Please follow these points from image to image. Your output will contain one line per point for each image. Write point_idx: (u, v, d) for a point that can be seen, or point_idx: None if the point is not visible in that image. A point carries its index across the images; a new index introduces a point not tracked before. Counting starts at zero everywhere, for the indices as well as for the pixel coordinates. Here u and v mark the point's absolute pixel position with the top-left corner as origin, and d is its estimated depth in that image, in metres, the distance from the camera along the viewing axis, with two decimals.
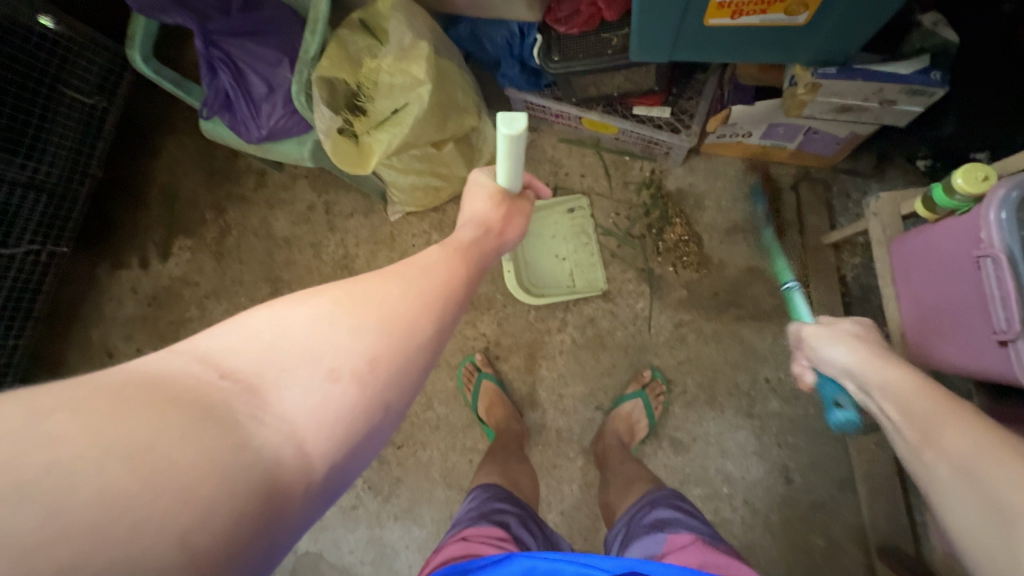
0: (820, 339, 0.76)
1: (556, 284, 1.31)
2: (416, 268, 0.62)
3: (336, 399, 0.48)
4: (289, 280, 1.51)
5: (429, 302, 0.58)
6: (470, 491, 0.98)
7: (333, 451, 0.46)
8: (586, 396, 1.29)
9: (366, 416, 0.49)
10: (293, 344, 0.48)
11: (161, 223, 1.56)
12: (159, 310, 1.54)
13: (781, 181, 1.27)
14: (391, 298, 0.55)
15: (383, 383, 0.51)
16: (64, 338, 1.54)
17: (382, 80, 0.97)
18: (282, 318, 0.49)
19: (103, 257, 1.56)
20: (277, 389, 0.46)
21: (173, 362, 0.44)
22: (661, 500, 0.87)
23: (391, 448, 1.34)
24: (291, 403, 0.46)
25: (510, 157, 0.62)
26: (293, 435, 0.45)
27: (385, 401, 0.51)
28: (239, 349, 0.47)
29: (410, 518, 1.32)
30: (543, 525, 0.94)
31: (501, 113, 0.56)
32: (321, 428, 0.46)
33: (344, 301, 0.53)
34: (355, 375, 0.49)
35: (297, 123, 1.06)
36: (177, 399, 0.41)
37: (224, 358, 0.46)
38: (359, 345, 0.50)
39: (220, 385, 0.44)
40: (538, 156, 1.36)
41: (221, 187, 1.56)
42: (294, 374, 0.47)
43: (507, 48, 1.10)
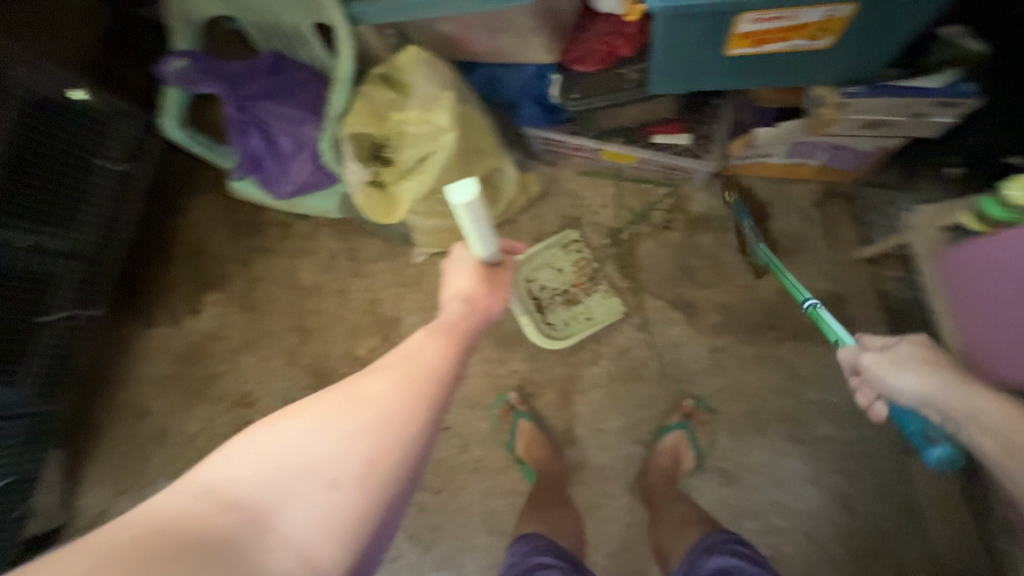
0: None
1: (572, 319, 1.30)
2: (405, 358, 0.61)
3: (335, 507, 0.52)
4: (317, 328, 1.51)
5: (422, 391, 0.58)
6: (518, 538, 0.94)
7: (342, 555, 0.51)
8: (625, 429, 1.25)
9: (367, 519, 0.53)
10: (288, 463, 0.52)
11: (190, 280, 1.59)
12: (190, 366, 1.55)
13: (806, 198, 1.26)
14: (378, 395, 0.56)
15: (382, 483, 0.54)
16: (99, 399, 1.56)
17: (407, 131, 0.99)
18: (275, 438, 0.53)
19: (135, 316, 1.59)
20: (281, 510, 0.51)
21: (187, 497, 0.50)
22: (719, 543, 0.83)
23: (428, 495, 1.31)
24: (295, 520, 0.51)
25: (464, 226, 0.64)
26: (301, 549, 0.50)
27: (385, 498, 0.54)
28: (240, 474, 0.52)
29: (452, 568, 1.27)
30: (591, 574, 0.89)
31: (450, 186, 0.61)
32: (327, 537, 0.51)
33: (324, 412, 0.55)
34: (354, 481, 0.53)
35: (323, 176, 1.09)
36: (191, 544, 0.46)
37: (231, 485, 0.51)
38: (351, 450, 0.53)
39: (231, 515, 0.49)
40: (558, 190, 1.37)
41: (247, 240, 1.59)
42: (295, 492, 0.51)
43: (525, 89, 1.13)
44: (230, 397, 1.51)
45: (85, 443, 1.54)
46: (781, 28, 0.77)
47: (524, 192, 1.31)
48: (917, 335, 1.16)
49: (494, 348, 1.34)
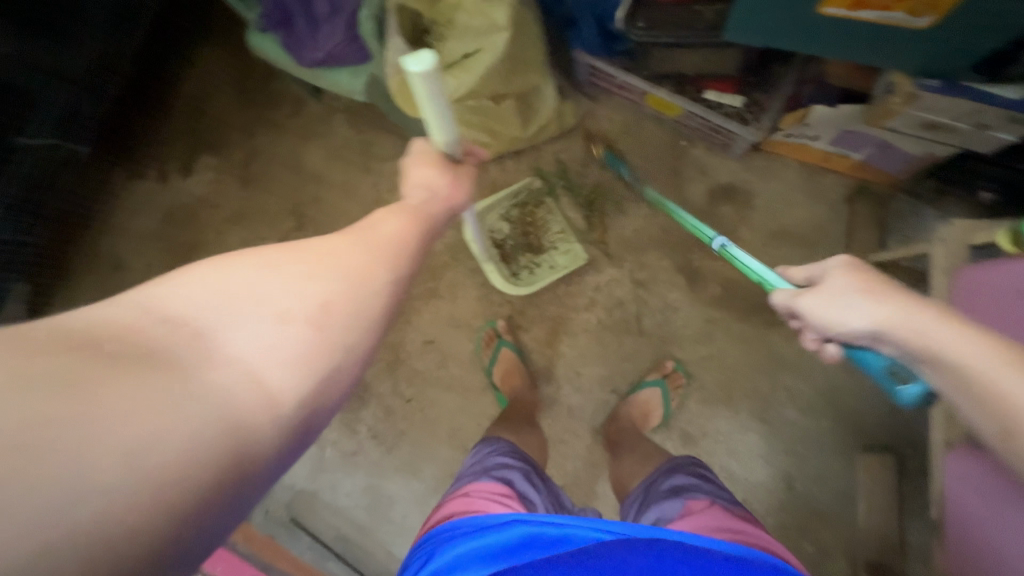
0: (824, 310, 0.67)
1: (535, 265, 1.30)
2: (368, 227, 0.58)
3: (288, 341, 0.46)
4: (313, 217, 1.45)
5: (384, 258, 0.55)
6: (484, 440, 0.98)
7: (296, 389, 0.46)
8: (603, 378, 1.28)
9: (325, 358, 0.48)
10: (243, 293, 0.47)
11: (184, 137, 1.49)
12: (174, 228, 1.48)
13: (836, 192, 1.25)
14: (341, 251, 0.53)
15: (339, 330, 0.49)
16: (72, 242, 1.49)
17: (458, 19, 0.91)
18: (219, 271, 0.47)
19: (120, 163, 1.50)
20: (230, 333, 0.45)
21: (112, 310, 0.43)
22: (681, 467, 0.88)
23: (399, 401, 1.33)
24: (244, 346, 0.45)
25: (427, 106, 0.61)
26: (251, 375, 0.44)
27: (343, 342, 0.49)
28: (188, 296, 0.45)
29: (410, 471, 1.32)
30: (546, 480, 0.93)
31: (407, 53, 0.54)
32: (279, 366, 0.45)
33: (287, 254, 0.50)
34: (306, 319, 0.47)
35: (354, 52, 1.00)
36: (121, 346, 0.40)
37: (175, 305, 0.45)
38: (309, 289, 0.49)
39: (172, 330, 0.43)
40: (592, 128, 1.31)
41: (253, 107, 1.48)
42: (243, 318, 0.45)
43: (591, 6, 1.02)
44: None
45: (52, 283, 1.48)
46: None
47: (558, 122, 1.25)
48: None
49: None
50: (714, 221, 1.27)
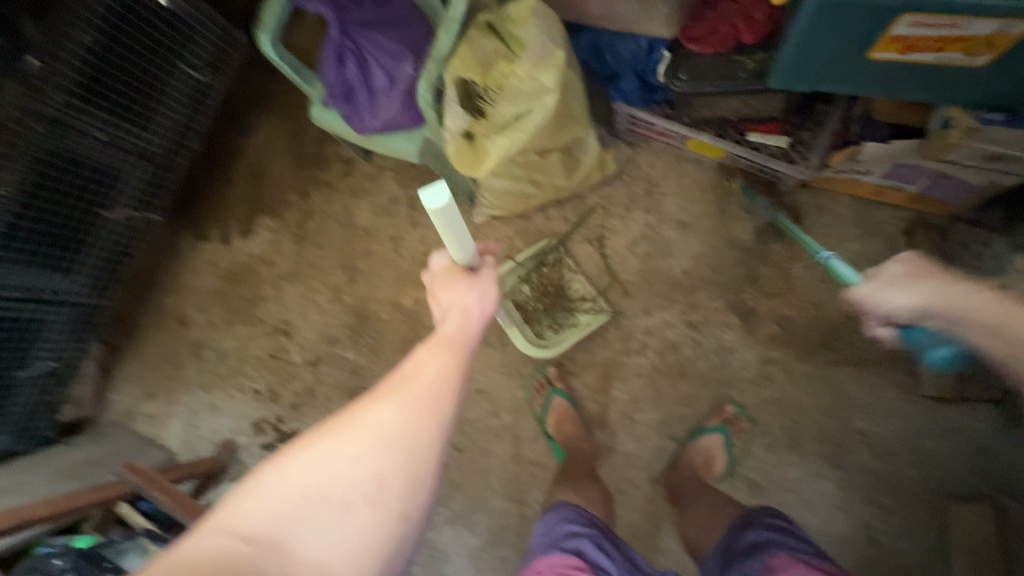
0: (878, 293, 0.80)
1: (557, 326, 1.30)
2: (411, 378, 0.63)
3: (358, 527, 0.55)
4: (364, 270, 1.51)
5: (429, 416, 0.61)
6: (553, 507, 0.96)
7: (358, 567, 0.53)
8: (659, 423, 1.25)
9: (386, 535, 0.56)
10: (305, 491, 0.54)
11: (245, 200, 1.60)
12: (234, 285, 1.57)
13: (892, 225, 1.21)
14: (385, 424, 0.59)
15: (395, 501, 0.57)
16: (141, 302, 1.59)
17: (510, 84, 0.95)
18: (290, 472, 0.55)
19: (186, 228, 1.61)
20: (300, 534, 0.52)
21: (204, 539, 0.49)
22: (757, 518, 0.84)
23: (451, 451, 1.33)
24: (315, 541, 0.52)
25: (441, 228, 0.62)
26: (323, 567, 0.52)
27: (404, 511, 0.58)
28: (263, 505, 0.53)
29: (463, 524, 1.30)
30: (620, 542, 0.90)
31: (422, 190, 0.58)
32: (348, 556, 0.53)
33: (334, 442, 0.57)
34: (366, 502, 0.56)
35: (409, 119, 1.08)
36: (221, 570, 0.47)
37: (250, 522, 0.52)
38: (367, 471, 0.57)
39: (256, 543, 0.50)
40: (633, 173, 1.34)
41: (308, 170, 1.58)
42: (319, 515, 0.54)
43: (631, 62, 1.07)
44: (270, 323, 1.53)
45: (122, 342, 1.58)
46: (939, 37, 0.73)
47: (601, 169, 1.28)
48: (980, 383, 1.14)
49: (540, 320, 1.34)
50: (763, 259, 1.25)
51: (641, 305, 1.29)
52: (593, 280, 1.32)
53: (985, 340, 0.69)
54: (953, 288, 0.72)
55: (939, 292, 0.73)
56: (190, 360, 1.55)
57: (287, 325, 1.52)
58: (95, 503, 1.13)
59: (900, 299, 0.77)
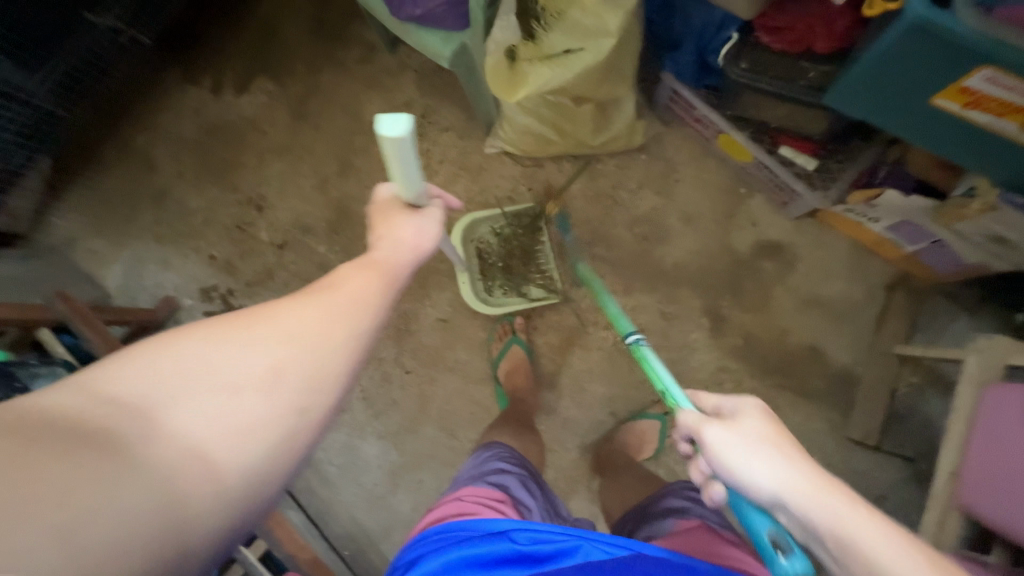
0: (729, 449, 0.54)
1: (508, 289, 1.28)
2: (338, 287, 0.56)
3: (242, 415, 0.45)
4: (357, 168, 1.42)
5: (346, 320, 0.53)
6: (489, 445, 0.99)
7: (242, 463, 0.44)
8: (605, 398, 1.28)
9: (278, 433, 0.46)
10: (190, 362, 0.45)
11: (248, 54, 1.46)
12: (214, 142, 1.45)
13: (876, 277, 1.25)
14: (294, 314, 0.51)
15: (295, 396, 0.47)
16: (108, 130, 1.45)
17: (571, 14, 0.89)
18: (178, 340, 0.46)
19: (175, 65, 1.46)
20: (175, 408, 0.43)
21: (57, 396, 0.40)
22: (676, 490, 0.87)
23: (399, 371, 1.32)
24: (192, 420, 0.43)
25: (394, 161, 0.59)
26: (197, 450, 0.42)
27: (300, 411, 0.47)
28: (137, 369, 0.43)
29: (392, 442, 1.31)
30: (544, 487, 0.93)
31: (379, 115, 0.54)
32: (228, 442, 0.43)
33: (234, 320, 0.49)
34: (259, 391, 0.46)
35: (455, 17, 0.99)
36: (54, 432, 0.38)
37: (119, 383, 0.42)
38: (266, 355, 0.47)
39: (115, 411, 0.41)
40: (657, 152, 1.30)
41: (324, 43, 1.45)
42: (189, 395, 0.43)
43: (698, 34, 1.03)
44: (244, 192, 1.44)
45: (78, 166, 1.45)
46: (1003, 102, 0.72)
47: (628, 137, 1.24)
48: (900, 441, 1.22)
49: None
50: (752, 274, 1.27)
51: (622, 284, 1.29)
52: (582, 245, 1.31)
53: (833, 552, 0.46)
54: (824, 484, 0.48)
55: (813, 485, 0.48)
56: (149, 206, 1.45)
57: (262, 199, 1.44)
58: (19, 320, 1.05)
59: (759, 472, 0.51)
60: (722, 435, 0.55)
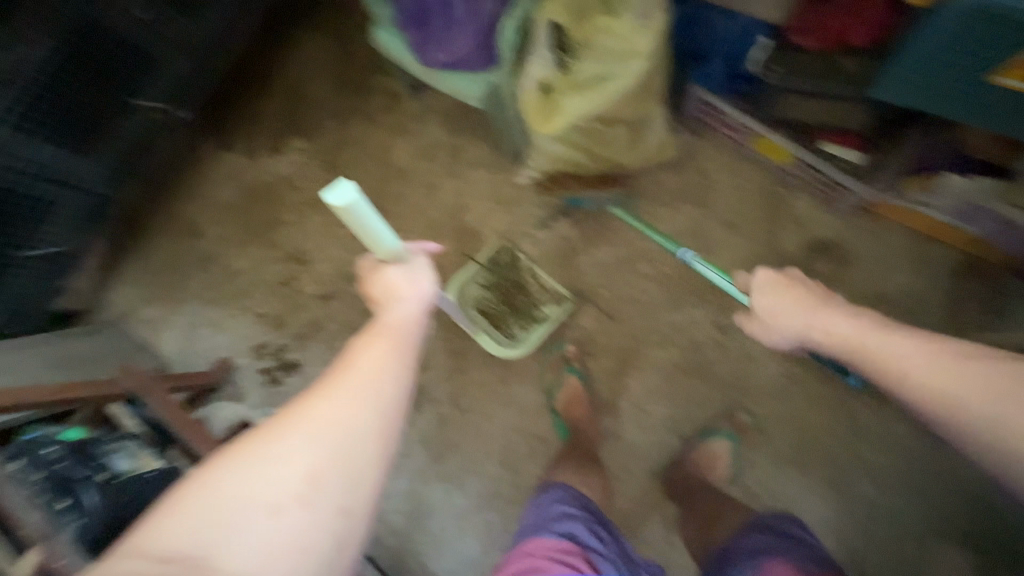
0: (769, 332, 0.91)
1: (526, 322, 1.28)
2: (345, 378, 0.62)
3: (289, 527, 0.54)
4: (392, 212, 1.42)
5: (366, 409, 0.60)
6: (547, 487, 0.95)
7: (318, 547, 0.55)
8: (669, 419, 1.23)
9: (331, 522, 0.56)
10: (247, 486, 0.54)
11: (279, 117, 1.52)
12: (254, 204, 1.50)
13: (941, 264, 1.19)
14: (323, 416, 0.58)
15: (339, 485, 0.57)
16: (154, 204, 1.52)
17: (599, 40, 0.90)
18: (231, 468, 0.55)
19: (212, 135, 1.53)
20: (247, 527, 0.52)
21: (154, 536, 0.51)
22: (762, 524, 0.89)
23: (454, 410, 1.31)
24: (264, 530, 0.53)
25: (359, 228, 0.63)
26: (272, 558, 0.52)
27: (342, 505, 0.57)
28: (210, 504, 0.53)
29: (453, 484, 1.29)
30: (611, 528, 0.88)
31: (323, 190, 0.58)
32: (304, 535, 0.54)
33: (271, 438, 0.57)
34: (308, 492, 0.55)
35: (482, 59, 1.02)
36: (168, 561, 0.49)
37: (203, 514, 0.52)
38: (300, 464, 0.56)
39: (201, 539, 0.51)
40: (690, 164, 1.29)
41: (350, 98, 1.50)
42: (256, 507, 0.53)
43: (728, 43, 1.04)
44: (286, 249, 1.48)
45: (129, 242, 1.51)
46: None
47: (660, 153, 1.23)
48: None
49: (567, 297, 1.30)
50: (806, 276, 1.22)
51: (672, 299, 1.26)
52: (626, 265, 1.29)
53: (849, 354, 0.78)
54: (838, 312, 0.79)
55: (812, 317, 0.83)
56: (197, 273, 1.49)
57: (303, 254, 1.47)
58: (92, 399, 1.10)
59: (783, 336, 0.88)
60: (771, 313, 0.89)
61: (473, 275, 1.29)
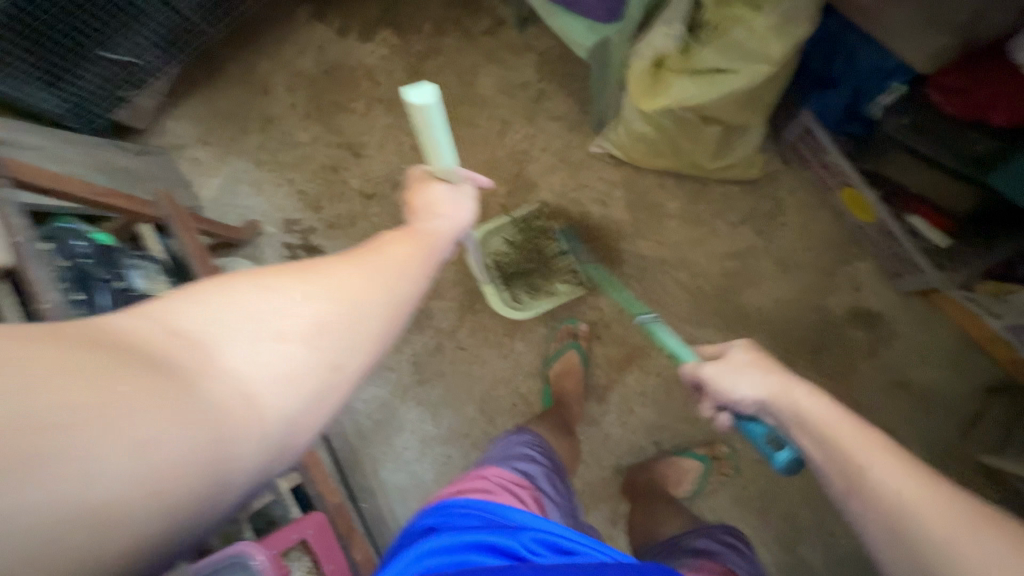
0: (724, 376, 0.64)
1: (534, 293, 1.28)
2: (380, 250, 0.52)
3: (283, 363, 0.41)
4: (459, 136, 1.40)
5: (396, 281, 0.50)
6: (518, 429, 0.96)
7: (288, 408, 0.41)
8: (652, 425, 1.24)
9: (319, 382, 0.43)
10: (241, 305, 0.41)
11: (381, 4, 1.48)
12: (330, 82, 1.48)
13: (976, 376, 1.15)
14: (341, 274, 0.47)
15: (341, 347, 0.44)
16: (235, 49, 1.51)
17: (732, 32, 0.86)
18: (229, 284, 0.42)
19: (311, 0, 1.50)
20: (223, 348, 0.39)
21: (119, 320, 0.37)
22: (711, 532, 0.83)
23: (454, 345, 1.33)
24: (242, 361, 0.39)
25: (425, 134, 0.59)
26: (243, 394, 0.39)
27: (340, 364, 0.44)
28: (185, 309, 0.40)
29: (430, 411, 1.32)
30: (569, 484, 0.89)
31: (404, 86, 0.54)
32: (277, 388, 0.41)
33: (282, 270, 0.45)
34: (304, 338, 0.42)
35: (607, 9, 0.97)
36: (100, 346, 0.34)
37: (177, 319, 0.39)
38: (308, 307, 0.43)
39: (158, 346, 0.37)
40: (768, 191, 1.24)
41: (455, 8, 1.45)
42: (245, 332, 0.40)
43: (857, 79, 1.00)
44: (346, 137, 1.47)
45: (201, 78, 1.51)
46: None
47: (744, 169, 1.19)
48: None
49: (598, 277, 1.29)
50: (839, 339, 1.19)
51: (699, 316, 1.24)
52: (667, 267, 1.26)
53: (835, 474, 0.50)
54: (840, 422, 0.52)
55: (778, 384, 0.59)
56: (256, 130, 1.50)
57: (361, 148, 1.46)
58: (127, 211, 1.11)
59: (743, 385, 0.62)
60: (720, 368, 0.65)
61: (499, 227, 1.28)
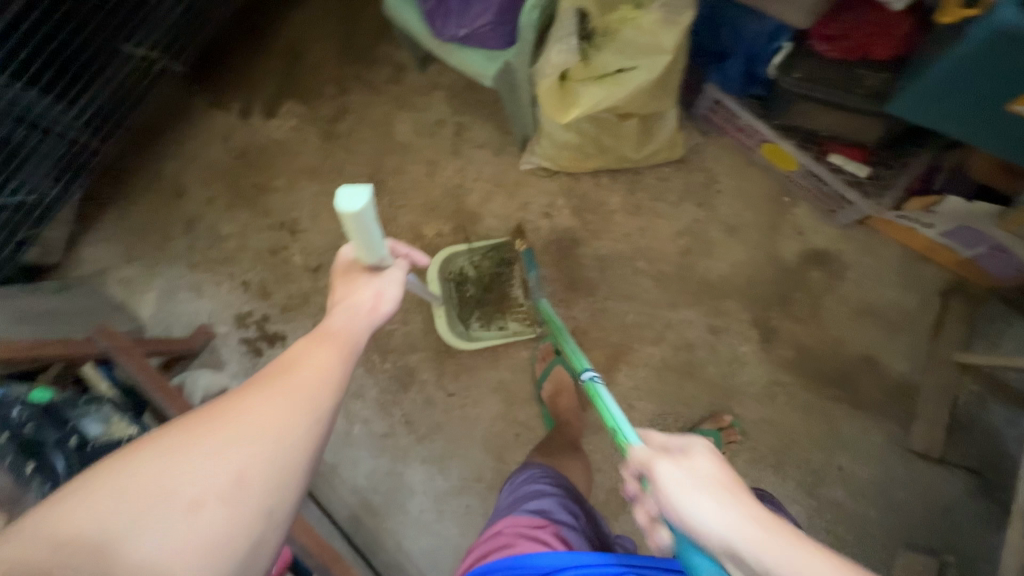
0: (677, 484, 0.46)
1: (487, 321, 1.28)
2: (293, 369, 0.50)
3: (198, 537, 0.38)
4: (391, 187, 1.38)
5: (317, 401, 0.48)
6: (524, 467, 0.94)
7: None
8: (655, 416, 1.24)
9: (247, 540, 0.40)
10: (144, 486, 0.39)
11: (276, 78, 1.45)
12: (245, 167, 1.44)
13: (928, 283, 1.22)
14: (254, 411, 0.45)
15: (265, 495, 0.42)
16: (138, 159, 1.45)
17: (624, 32, 0.90)
18: (127, 466, 0.40)
19: (204, 91, 1.46)
20: (131, 543, 0.36)
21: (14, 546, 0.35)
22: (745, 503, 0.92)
23: (442, 394, 1.30)
24: (153, 551, 0.37)
25: (356, 236, 0.57)
26: None
27: (268, 513, 0.42)
28: (82, 511, 0.37)
29: (436, 467, 1.28)
30: (586, 504, 0.88)
31: (337, 191, 0.53)
32: (200, 564, 0.38)
33: (186, 429, 0.43)
34: (222, 500, 0.40)
35: (499, 36, 0.99)
36: None
37: (71, 527, 0.36)
38: (223, 465, 0.41)
39: (60, 564, 0.34)
40: (697, 165, 1.29)
41: (352, 65, 1.44)
42: (153, 515, 0.38)
43: (748, 45, 1.05)
44: (276, 217, 1.42)
45: (109, 196, 1.44)
46: None
47: (669, 150, 1.23)
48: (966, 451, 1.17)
49: (563, 288, 1.29)
50: (800, 284, 1.24)
51: (667, 297, 1.27)
52: (624, 260, 1.28)
53: None
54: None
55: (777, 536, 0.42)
56: (180, 234, 1.43)
57: (295, 224, 1.42)
58: (64, 357, 1.04)
59: (698, 508, 0.45)
60: (675, 472, 0.48)
61: (459, 257, 1.28)
